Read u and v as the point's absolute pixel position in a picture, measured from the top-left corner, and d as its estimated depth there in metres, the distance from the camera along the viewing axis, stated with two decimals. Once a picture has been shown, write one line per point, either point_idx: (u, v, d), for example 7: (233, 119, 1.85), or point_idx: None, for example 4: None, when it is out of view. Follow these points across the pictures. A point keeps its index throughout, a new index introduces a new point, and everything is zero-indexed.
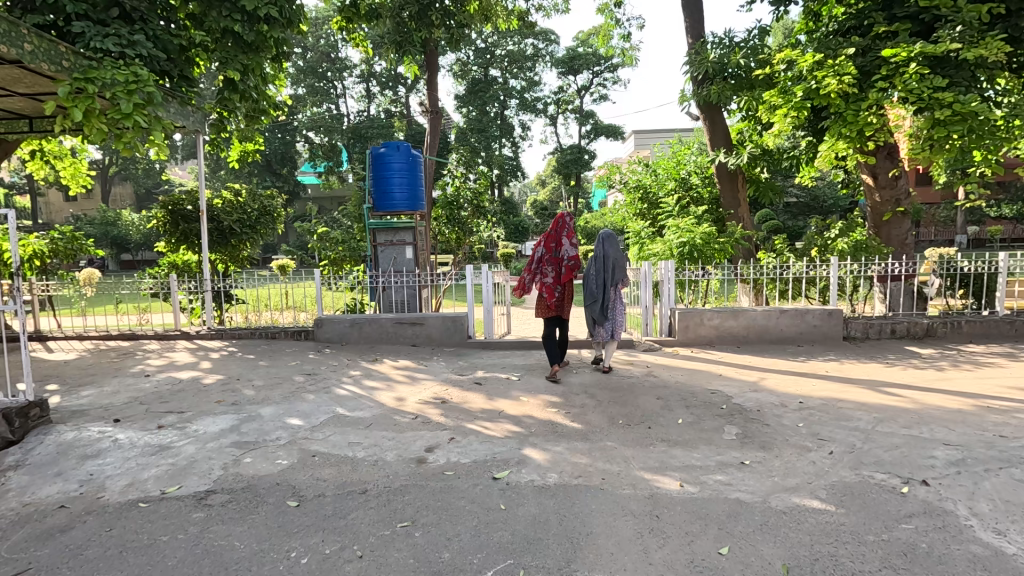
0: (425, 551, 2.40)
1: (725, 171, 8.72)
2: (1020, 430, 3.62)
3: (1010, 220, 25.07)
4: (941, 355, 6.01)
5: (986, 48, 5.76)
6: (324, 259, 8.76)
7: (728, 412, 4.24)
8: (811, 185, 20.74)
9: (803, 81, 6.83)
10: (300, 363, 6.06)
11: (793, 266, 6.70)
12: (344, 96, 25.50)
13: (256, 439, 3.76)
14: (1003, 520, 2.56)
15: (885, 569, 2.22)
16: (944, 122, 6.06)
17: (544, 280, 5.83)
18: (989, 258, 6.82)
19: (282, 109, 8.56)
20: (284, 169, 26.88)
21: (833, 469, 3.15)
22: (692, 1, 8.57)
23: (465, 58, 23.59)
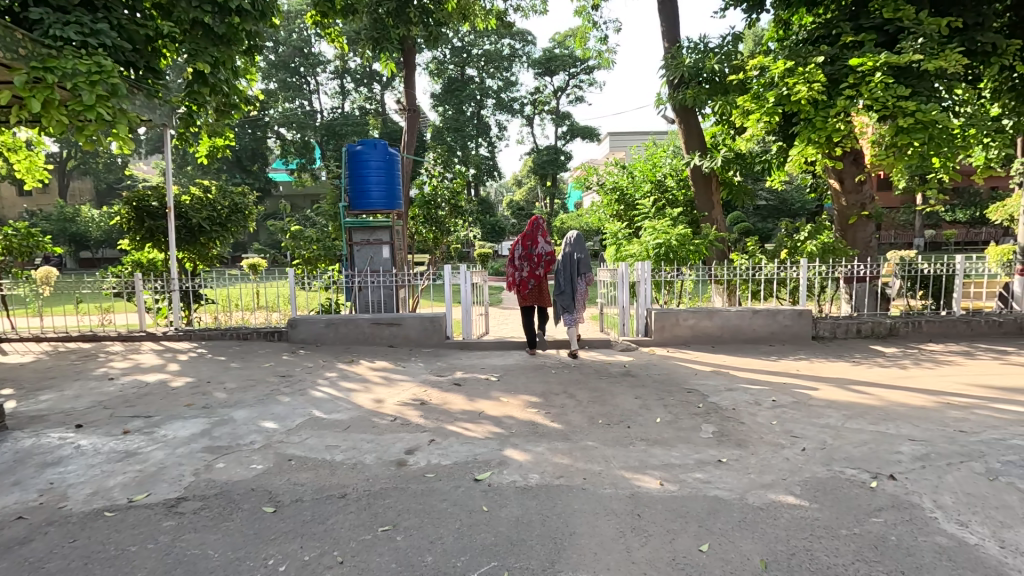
0: (407, 554, 2.37)
1: (700, 174, 8.86)
2: (978, 425, 3.80)
3: (964, 225, 26.32)
4: (903, 353, 6.26)
5: (946, 60, 6.03)
6: (298, 258, 8.57)
7: (704, 410, 4.33)
8: (779, 189, 21.34)
9: (776, 87, 7.01)
10: (273, 365, 5.92)
11: (765, 267, 6.87)
12: (317, 92, 25.02)
13: (229, 444, 3.65)
14: (966, 512, 2.68)
15: (858, 562, 2.30)
16: (907, 129, 6.31)
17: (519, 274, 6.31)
18: (947, 260, 7.12)
19: (254, 104, 8.34)
20: (255, 165, 26.25)
21: (806, 465, 3.25)
22: (667, 6, 8.71)
23: (442, 56, 23.48)
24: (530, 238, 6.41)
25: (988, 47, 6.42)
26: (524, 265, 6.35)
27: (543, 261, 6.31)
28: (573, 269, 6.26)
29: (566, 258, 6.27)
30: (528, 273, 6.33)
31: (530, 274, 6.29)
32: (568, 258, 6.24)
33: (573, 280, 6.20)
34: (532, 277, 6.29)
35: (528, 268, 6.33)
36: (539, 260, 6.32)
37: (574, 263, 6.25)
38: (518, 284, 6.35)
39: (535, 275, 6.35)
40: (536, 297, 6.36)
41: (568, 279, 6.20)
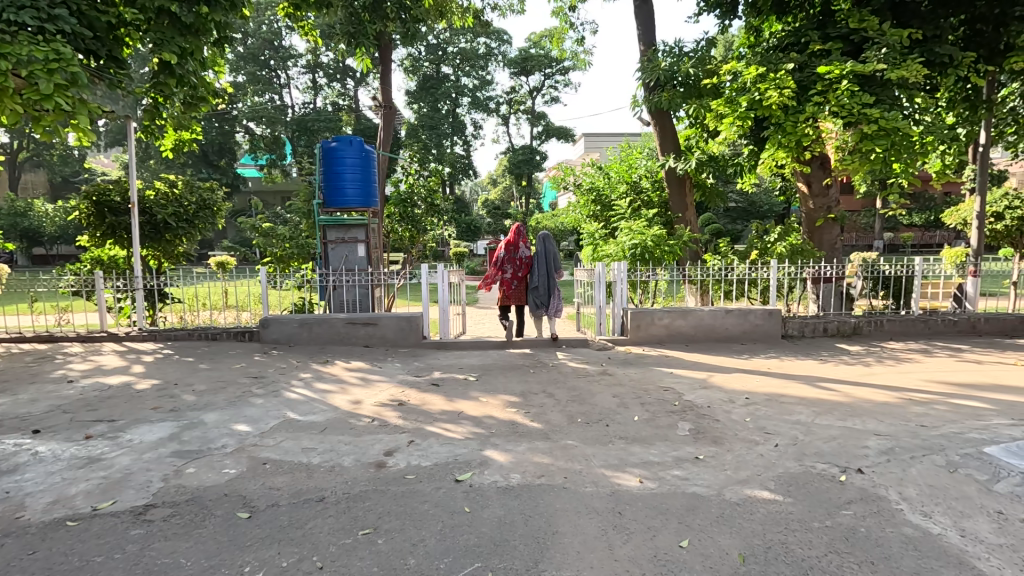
0: (389, 558, 2.33)
1: (674, 176, 8.99)
2: (938, 420, 3.98)
3: (920, 227, 27.53)
4: (867, 351, 6.50)
5: (907, 70, 6.29)
6: (270, 257, 8.36)
7: (681, 408, 4.40)
8: (749, 192, 21.90)
9: (748, 92, 7.18)
10: (245, 366, 5.76)
11: (737, 268, 7.04)
12: (288, 86, 24.42)
13: (199, 448, 3.53)
14: (928, 503, 2.80)
15: (830, 554, 2.37)
16: (871, 136, 6.57)
17: (503, 276, 6.60)
18: (907, 262, 7.39)
19: (223, 97, 8.10)
20: (222, 160, 25.54)
21: (779, 461, 3.34)
22: (643, 9, 8.83)
23: (416, 53, 23.16)
24: (513, 242, 6.71)
25: (945, 58, 6.68)
26: (507, 266, 6.61)
27: (525, 262, 6.59)
28: (547, 266, 6.59)
29: (542, 257, 6.52)
30: (512, 273, 6.59)
31: (513, 274, 6.56)
32: (542, 257, 6.52)
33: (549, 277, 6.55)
34: (515, 277, 6.57)
35: (511, 268, 6.59)
36: (521, 262, 6.59)
37: (548, 261, 6.56)
38: (503, 284, 6.62)
39: (517, 276, 6.61)
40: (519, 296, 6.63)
41: (544, 277, 6.54)
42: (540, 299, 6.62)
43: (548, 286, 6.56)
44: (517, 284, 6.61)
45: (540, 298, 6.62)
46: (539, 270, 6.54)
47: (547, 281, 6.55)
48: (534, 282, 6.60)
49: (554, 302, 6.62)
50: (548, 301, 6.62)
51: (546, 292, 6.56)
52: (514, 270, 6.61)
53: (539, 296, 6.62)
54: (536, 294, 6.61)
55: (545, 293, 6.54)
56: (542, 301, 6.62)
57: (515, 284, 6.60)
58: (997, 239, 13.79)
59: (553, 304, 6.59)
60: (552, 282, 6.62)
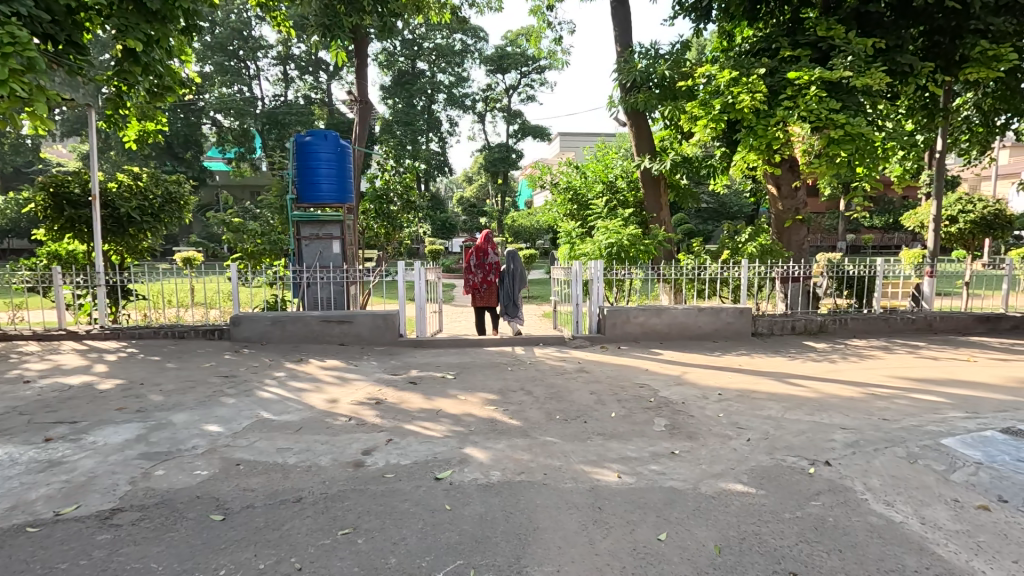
0: (370, 557, 2.31)
1: (649, 176, 9.13)
2: (899, 414, 4.16)
3: (880, 229, 28.64)
4: (833, 349, 6.74)
5: (871, 78, 6.51)
6: (240, 253, 8.13)
7: (657, 405, 4.48)
8: (720, 193, 22.41)
9: (721, 95, 7.34)
10: (215, 365, 5.59)
11: (709, 267, 7.20)
12: (257, 78, 23.72)
13: (169, 449, 3.43)
14: (891, 493, 2.93)
15: (801, 543, 2.46)
16: (838, 140, 6.81)
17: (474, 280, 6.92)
18: (871, 262, 7.68)
19: (189, 87, 7.83)
20: (187, 153, 24.70)
21: (752, 454, 3.44)
22: (620, 10, 8.92)
23: (391, 47, 22.82)
24: (483, 249, 7.04)
25: (906, 68, 6.95)
26: (477, 272, 6.92)
27: (495, 268, 6.95)
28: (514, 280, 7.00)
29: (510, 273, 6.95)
30: (482, 277, 6.91)
31: (484, 279, 6.87)
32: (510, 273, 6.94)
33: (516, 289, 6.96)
34: (485, 281, 6.89)
35: (481, 273, 6.92)
36: (491, 267, 6.93)
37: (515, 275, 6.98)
38: (473, 289, 6.92)
39: (487, 280, 6.95)
40: (488, 300, 6.95)
41: (512, 286, 6.96)
42: (507, 305, 7.02)
43: (514, 297, 6.97)
44: (487, 288, 6.94)
45: (507, 305, 7.02)
46: (508, 280, 6.94)
47: (514, 292, 6.97)
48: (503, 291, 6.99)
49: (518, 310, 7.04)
50: (515, 309, 7.01)
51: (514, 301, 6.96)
52: (484, 275, 6.94)
53: (506, 303, 7.03)
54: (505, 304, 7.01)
55: (513, 303, 6.95)
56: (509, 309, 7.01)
57: (485, 288, 6.92)
58: (950, 242, 14.52)
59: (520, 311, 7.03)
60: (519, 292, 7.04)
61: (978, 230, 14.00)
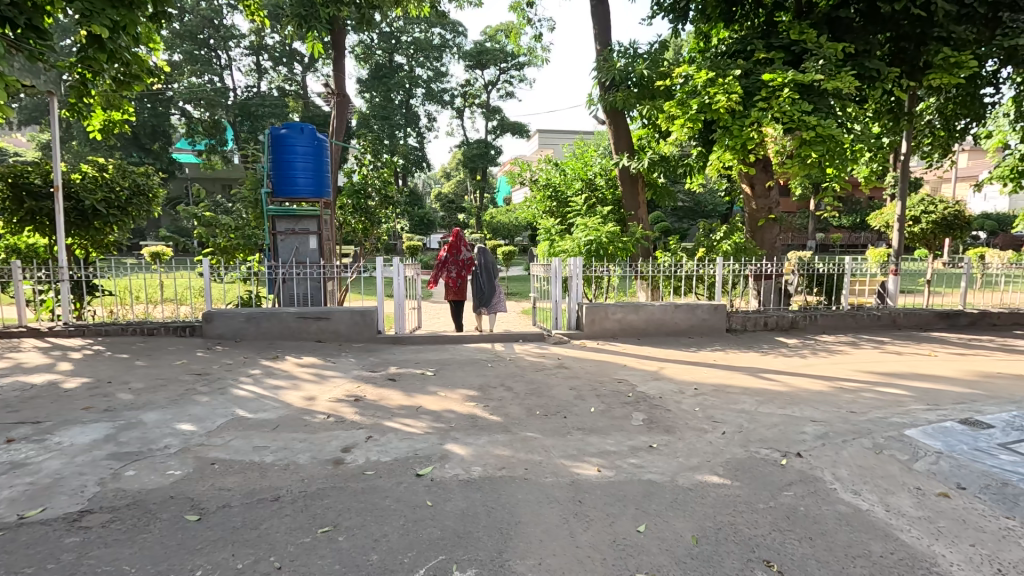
0: (352, 555, 2.29)
1: (627, 174, 9.21)
2: (866, 406, 4.32)
3: (848, 229, 29.57)
4: (803, 344, 6.94)
5: (842, 81, 6.70)
6: (213, 248, 7.91)
7: (635, 399, 4.55)
8: (695, 192, 22.81)
9: (698, 95, 7.45)
10: (187, 362, 5.45)
11: (685, 265, 7.34)
12: (229, 67, 23.06)
13: (140, 449, 3.33)
14: (859, 482, 3.04)
15: (774, 531, 2.54)
16: (809, 141, 7.00)
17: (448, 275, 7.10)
18: (839, 260, 7.96)
19: (158, 75, 7.57)
20: (155, 144, 23.91)
21: (726, 447, 3.52)
22: (599, 9, 8.97)
23: (369, 40, 22.46)
24: (455, 247, 7.27)
25: (874, 72, 7.18)
26: (451, 269, 7.12)
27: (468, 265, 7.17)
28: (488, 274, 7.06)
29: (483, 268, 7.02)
30: (456, 273, 7.11)
31: (458, 275, 7.09)
32: (484, 268, 7.01)
33: (490, 282, 7.03)
34: (461, 277, 7.08)
35: (455, 270, 7.13)
36: (464, 264, 7.17)
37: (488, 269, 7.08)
38: (447, 284, 7.10)
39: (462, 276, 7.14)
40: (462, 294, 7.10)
41: (487, 280, 7.01)
42: (483, 298, 7.07)
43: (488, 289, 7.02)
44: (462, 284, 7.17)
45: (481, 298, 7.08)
46: (481, 274, 7.02)
47: (489, 284, 7.03)
48: (478, 285, 7.05)
49: (495, 301, 7.07)
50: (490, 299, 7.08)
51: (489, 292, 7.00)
52: (458, 271, 7.16)
53: (479, 296, 7.09)
54: (480, 297, 7.08)
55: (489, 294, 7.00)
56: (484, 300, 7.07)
57: (460, 284, 7.15)
58: (913, 241, 15.10)
59: (498, 303, 7.07)
60: (494, 285, 7.08)
61: (939, 230, 14.60)
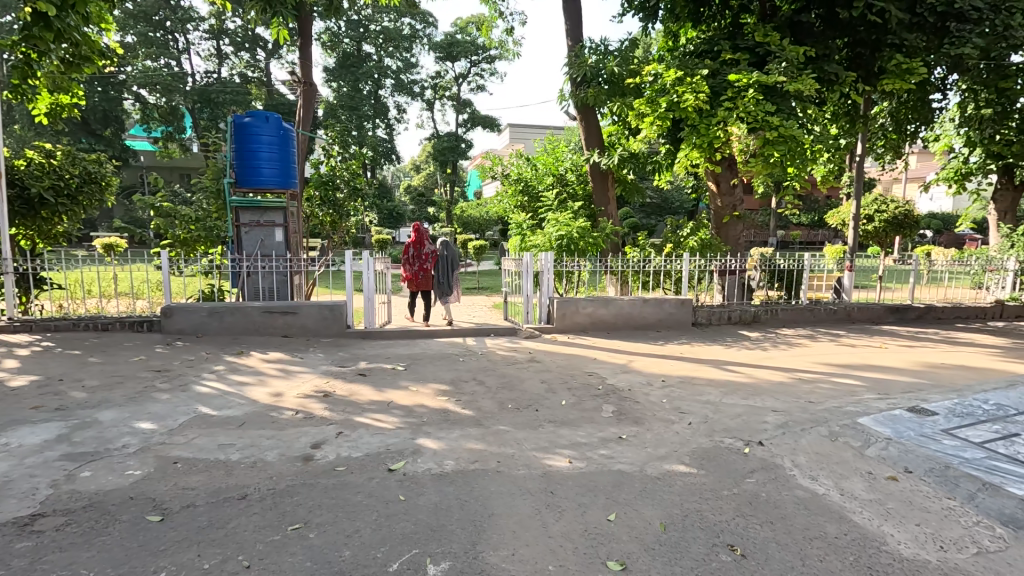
0: (323, 551, 2.27)
1: (598, 170, 9.29)
2: (823, 396, 4.53)
3: (807, 227, 30.76)
4: (765, 337, 7.20)
5: (802, 84, 6.94)
6: (172, 240, 7.57)
7: (605, 392, 4.63)
8: (663, 189, 23.28)
9: (666, 93, 7.59)
10: (145, 359, 5.24)
11: (654, 260, 7.49)
12: (187, 51, 22.09)
13: (96, 449, 3.19)
14: (816, 468, 3.19)
15: (738, 517, 2.64)
16: (772, 141, 7.25)
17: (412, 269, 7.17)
18: (798, 257, 8.28)
19: (111, 58, 7.20)
20: (107, 130, 22.78)
21: (693, 437, 3.64)
22: (571, 5, 9.00)
23: (336, 27, 21.85)
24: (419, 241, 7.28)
25: (832, 76, 7.47)
26: (415, 262, 7.18)
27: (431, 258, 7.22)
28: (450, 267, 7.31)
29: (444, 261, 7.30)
30: (419, 267, 7.18)
31: (422, 267, 7.13)
32: (446, 260, 7.26)
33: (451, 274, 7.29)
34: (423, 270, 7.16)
35: (419, 263, 7.19)
36: (428, 257, 7.21)
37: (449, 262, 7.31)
38: (410, 277, 7.19)
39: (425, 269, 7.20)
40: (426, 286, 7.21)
41: (447, 273, 7.23)
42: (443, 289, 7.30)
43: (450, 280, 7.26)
44: (425, 276, 7.19)
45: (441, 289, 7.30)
46: (443, 266, 7.21)
47: (449, 275, 7.26)
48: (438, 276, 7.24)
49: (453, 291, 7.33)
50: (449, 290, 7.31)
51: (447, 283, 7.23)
52: (421, 264, 7.22)
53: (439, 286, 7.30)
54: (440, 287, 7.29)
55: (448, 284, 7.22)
56: (444, 291, 7.32)
57: (423, 276, 7.17)
58: (867, 238, 15.81)
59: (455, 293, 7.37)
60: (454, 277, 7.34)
61: (890, 229, 15.36)
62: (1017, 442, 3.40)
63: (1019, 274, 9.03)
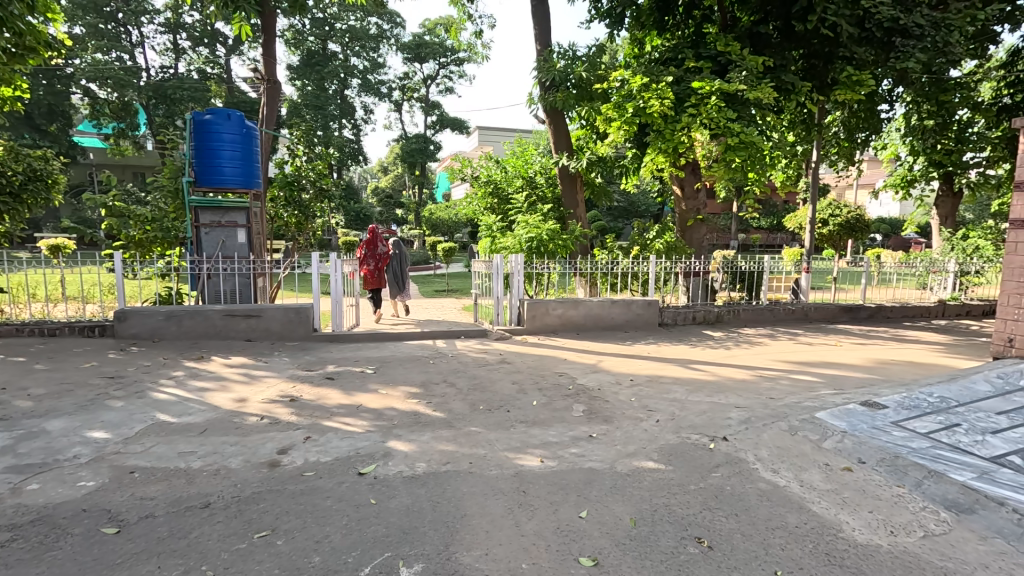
0: (291, 558, 2.22)
1: (566, 174, 9.40)
2: (782, 392, 4.71)
3: (766, 230, 31.86)
4: (727, 337, 7.44)
5: (762, 92, 7.20)
6: (127, 241, 7.23)
7: (575, 392, 4.69)
8: (629, 193, 23.77)
9: (633, 99, 7.76)
10: (97, 365, 4.99)
11: (621, 262, 7.63)
12: (141, 45, 21.19)
13: (44, 460, 3.02)
14: (777, 461, 3.32)
15: (704, 510, 2.72)
16: (733, 148, 7.50)
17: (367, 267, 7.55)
18: (759, 259, 8.59)
19: (57, 49, 6.85)
20: (53, 125, 21.62)
21: (660, 434, 3.72)
22: (539, 9, 9.09)
23: (300, 25, 21.36)
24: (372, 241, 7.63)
25: (789, 86, 7.78)
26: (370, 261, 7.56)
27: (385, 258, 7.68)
28: (401, 264, 8.00)
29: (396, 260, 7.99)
30: (374, 266, 7.60)
31: (377, 267, 7.60)
32: (398, 258, 7.96)
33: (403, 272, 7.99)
34: (379, 269, 7.61)
35: (374, 262, 7.61)
36: (382, 257, 7.65)
37: (401, 260, 8.04)
38: (366, 275, 7.55)
39: (379, 268, 7.67)
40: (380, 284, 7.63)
41: (400, 268, 7.94)
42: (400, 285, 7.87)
43: (402, 277, 7.92)
44: (379, 275, 7.64)
45: (397, 284, 7.94)
46: (397, 264, 7.87)
47: (402, 273, 7.99)
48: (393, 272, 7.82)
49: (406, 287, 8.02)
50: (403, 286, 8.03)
51: (402, 280, 7.99)
52: (376, 264, 7.65)
53: (394, 282, 7.92)
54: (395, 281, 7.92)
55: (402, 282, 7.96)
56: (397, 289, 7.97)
57: (378, 275, 7.62)
58: (821, 242, 16.58)
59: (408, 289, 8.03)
60: (405, 274, 8.05)
61: (843, 232, 16.13)
62: (958, 431, 3.62)
63: (959, 275, 9.64)
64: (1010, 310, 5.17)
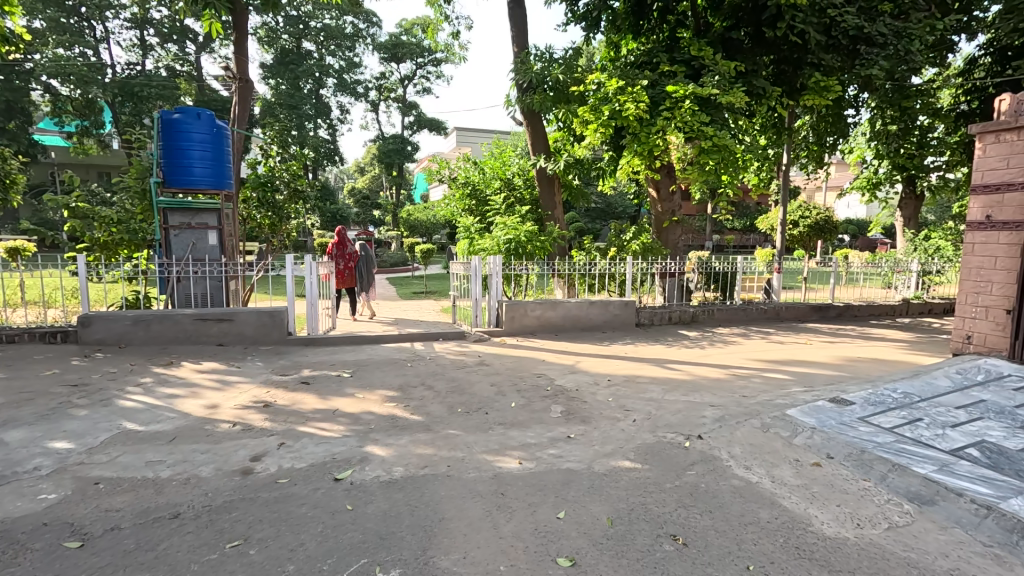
0: (264, 568, 2.17)
1: (544, 175, 9.40)
2: (755, 390, 4.82)
3: (739, 230, 32.55)
4: (703, 336, 7.58)
5: (734, 96, 7.37)
6: (91, 244, 7.00)
7: (553, 393, 4.71)
8: (607, 194, 24.01)
9: (609, 102, 7.85)
10: (59, 372, 4.80)
11: (599, 263, 7.70)
12: (106, 41, 20.52)
13: (1, 473, 2.90)
14: (750, 458, 3.39)
15: (680, 508, 2.76)
16: (707, 151, 7.65)
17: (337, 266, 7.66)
18: (732, 260, 8.77)
19: (16, 44, 6.57)
20: (11, 122, 20.75)
21: (637, 433, 3.77)
22: (516, 11, 9.11)
23: (273, 23, 20.97)
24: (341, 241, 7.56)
25: (760, 90, 7.97)
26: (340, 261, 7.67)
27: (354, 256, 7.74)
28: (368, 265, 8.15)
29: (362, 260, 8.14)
30: (344, 265, 7.70)
31: (347, 266, 7.71)
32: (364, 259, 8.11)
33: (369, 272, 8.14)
34: (349, 268, 7.72)
35: (343, 262, 7.71)
36: (350, 256, 7.74)
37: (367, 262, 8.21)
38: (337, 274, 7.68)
39: (349, 266, 7.75)
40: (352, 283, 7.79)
41: (367, 269, 8.12)
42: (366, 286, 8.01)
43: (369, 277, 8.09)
44: (351, 273, 7.76)
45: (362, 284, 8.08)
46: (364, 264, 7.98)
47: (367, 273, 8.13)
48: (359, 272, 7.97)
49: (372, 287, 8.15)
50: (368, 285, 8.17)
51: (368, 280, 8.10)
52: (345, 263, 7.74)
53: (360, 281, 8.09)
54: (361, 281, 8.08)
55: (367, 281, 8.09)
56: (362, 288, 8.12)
57: (349, 274, 7.73)
58: (792, 243, 17.01)
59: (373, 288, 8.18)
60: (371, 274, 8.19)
61: (813, 233, 16.60)
62: (920, 426, 3.76)
63: (921, 274, 10.02)
64: (968, 307, 5.39)
